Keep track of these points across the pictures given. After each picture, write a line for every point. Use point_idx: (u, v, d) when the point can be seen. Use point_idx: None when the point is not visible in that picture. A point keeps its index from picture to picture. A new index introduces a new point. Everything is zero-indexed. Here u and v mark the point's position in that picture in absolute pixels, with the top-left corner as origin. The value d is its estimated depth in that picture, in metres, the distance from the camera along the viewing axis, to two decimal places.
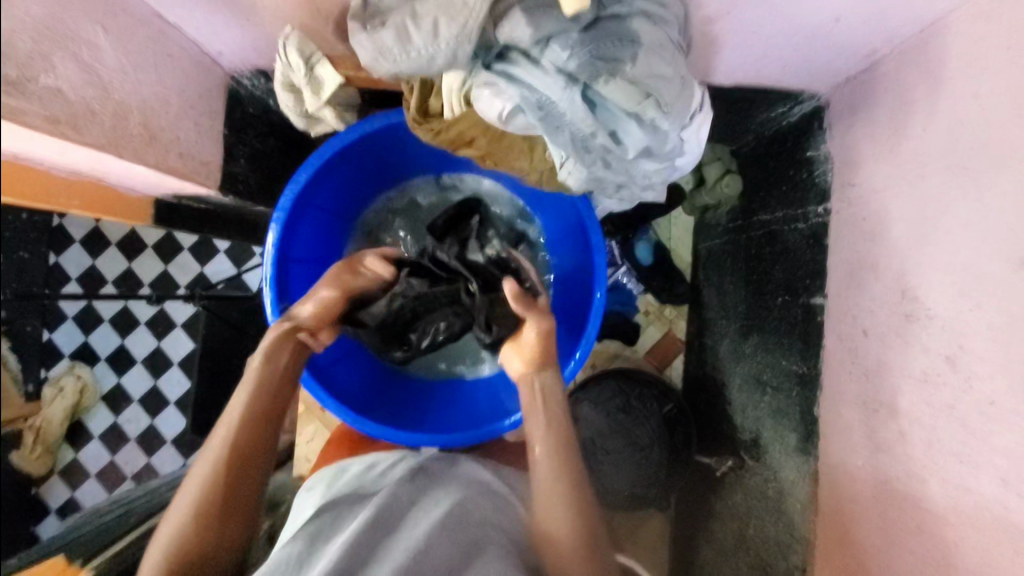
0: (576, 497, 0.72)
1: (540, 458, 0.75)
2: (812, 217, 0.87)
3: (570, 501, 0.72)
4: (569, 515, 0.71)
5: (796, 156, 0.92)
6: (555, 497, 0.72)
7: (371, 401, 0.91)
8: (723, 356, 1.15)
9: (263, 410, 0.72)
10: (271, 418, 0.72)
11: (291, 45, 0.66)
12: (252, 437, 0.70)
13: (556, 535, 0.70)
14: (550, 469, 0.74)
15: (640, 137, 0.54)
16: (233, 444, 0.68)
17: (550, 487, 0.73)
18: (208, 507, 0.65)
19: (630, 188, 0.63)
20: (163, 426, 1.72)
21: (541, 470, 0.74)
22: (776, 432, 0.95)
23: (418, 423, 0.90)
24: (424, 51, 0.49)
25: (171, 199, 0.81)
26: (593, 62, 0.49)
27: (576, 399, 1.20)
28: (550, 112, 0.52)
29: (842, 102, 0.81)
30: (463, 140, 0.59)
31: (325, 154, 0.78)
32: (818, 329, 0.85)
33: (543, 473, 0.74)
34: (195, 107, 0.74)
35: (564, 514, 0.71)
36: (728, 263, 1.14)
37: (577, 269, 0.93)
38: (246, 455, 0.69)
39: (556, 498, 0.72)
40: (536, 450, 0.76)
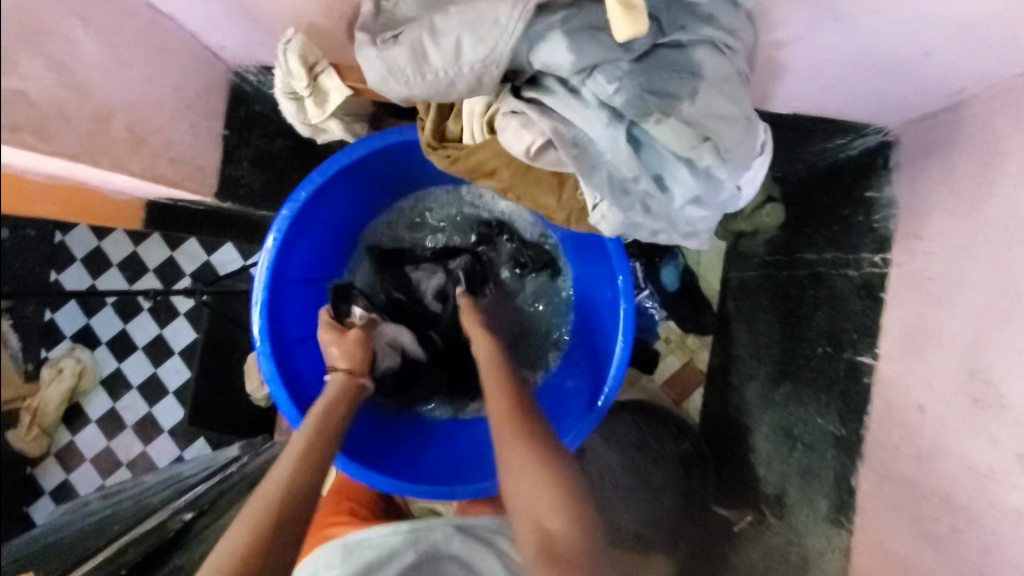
0: (569, 501, 0.66)
1: (517, 467, 0.69)
2: (866, 266, 0.78)
3: (563, 504, 0.65)
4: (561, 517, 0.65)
5: (853, 194, 0.82)
6: (538, 500, 0.66)
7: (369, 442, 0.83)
8: (750, 401, 1.07)
9: (314, 462, 0.68)
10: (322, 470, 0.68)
11: (291, 49, 0.59)
12: (301, 491, 0.65)
13: (553, 530, 0.64)
14: (530, 475, 0.68)
15: (691, 186, 0.46)
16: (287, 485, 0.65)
17: (536, 494, 0.66)
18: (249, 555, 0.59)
19: (669, 235, 0.54)
20: (162, 415, 1.67)
21: (525, 481, 0.68)
22: (804, 494, 0.87)
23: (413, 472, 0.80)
24: (441, 73, 0.41)
25: (164, 202, 0.74)
26: (643, 97, 0.41)
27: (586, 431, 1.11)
28: (585, 150, 0.44)
29: (915, 141, 0.72)
30: (483, 170, 0.52)
31: (329, 169, 0.71)
32: (863, 392, 0.76)
33: (524, 481, 0.68)
34: (192, 107, 0.67)
35: (556, 516, 0.65)
36: (763, 299, 1.05)
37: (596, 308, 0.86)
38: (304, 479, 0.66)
39: (545, 496, 0.66)
40: (514, 460, 0.69)
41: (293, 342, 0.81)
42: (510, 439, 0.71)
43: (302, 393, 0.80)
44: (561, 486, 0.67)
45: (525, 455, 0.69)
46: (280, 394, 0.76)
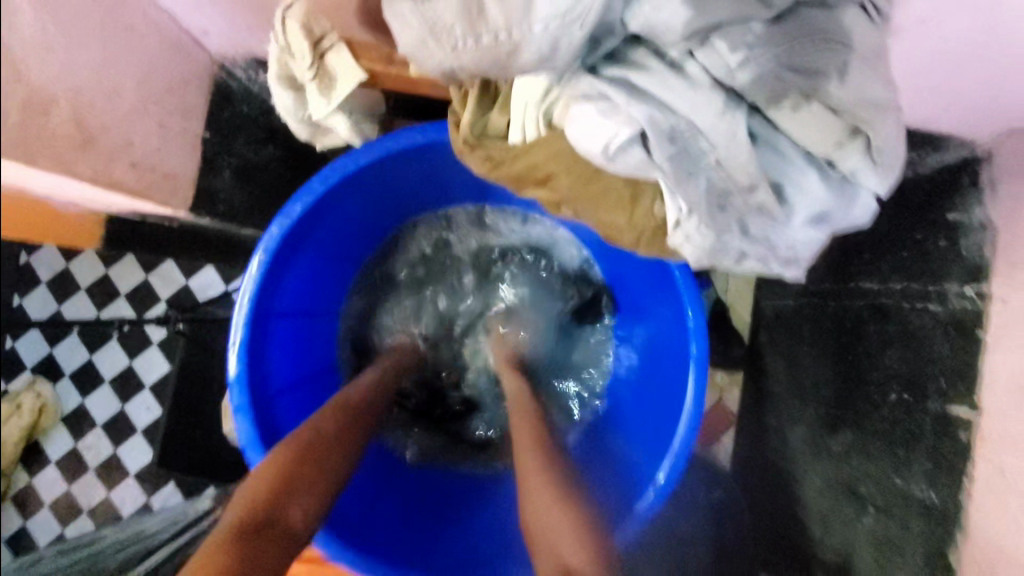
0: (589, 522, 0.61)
1: (534, 482, 0.66)
2: (952, 299, 0.67)
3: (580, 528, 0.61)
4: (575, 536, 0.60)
5: (924, 217, 0.72)
6: (552, 511, 0.62)
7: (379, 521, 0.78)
8: (796, 447, 0.94)
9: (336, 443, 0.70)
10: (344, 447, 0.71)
11: (292, 19, 0.49)
12: (308, 484, 0.66)
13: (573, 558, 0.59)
14: (549, 493, 0.63)
15: (818, 198, 0.36)
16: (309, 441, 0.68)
17: (552, 501, 0.63)
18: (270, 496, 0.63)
19: (762, 266, 0.43)
20: (128, 456, 1.48)
21: (540, 490, 0.64)
22: (878, 567, 0.74)
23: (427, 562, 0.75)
24: (504, 35, 0.33)
25: (129, 211, 0.64)
26: (777, 73, 0.32)
27: None
28: (686, 148, 0.34)
29: (1012, 154, 0.62)
30: (533, 177, 0.41)
31: (326, 179, 0.62)
32: (961, 450, 0.64)
33: (538, 488, 0.64)
34: None
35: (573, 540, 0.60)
36: (806, 331, 0.94)
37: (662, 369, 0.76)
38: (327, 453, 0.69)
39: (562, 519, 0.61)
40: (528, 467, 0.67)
41: (278, 391, 0.74)
42: (529, 458, 0.68)
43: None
44: (578, 505, 0.63)
45: (549, 470, 0.66)
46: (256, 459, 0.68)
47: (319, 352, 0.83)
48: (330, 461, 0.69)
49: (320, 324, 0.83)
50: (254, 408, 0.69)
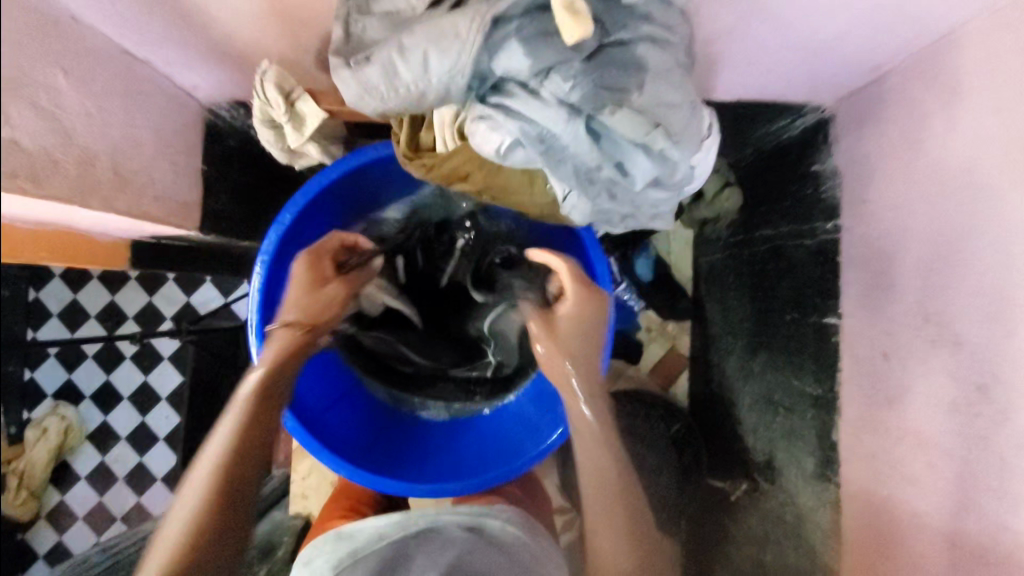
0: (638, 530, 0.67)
1: (596, 483, 0.68)
2: (820, 233, 0.84)
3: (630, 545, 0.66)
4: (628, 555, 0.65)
5: (800, 169, 0.88)
6: (610, 514, 0.67)
7: (371, 447, 0.87)
8: (732, 375, 1.11)
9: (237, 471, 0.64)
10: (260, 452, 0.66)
11: (268, 80, 0.62)
12: (230, 519, 0.63)
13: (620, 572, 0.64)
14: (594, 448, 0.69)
15: (651, 169, 0.50)
16: (221, 479, 0.63)
17: (614, 510, 0.67)
18: (217, 511, 0.62)
19: (636, 217, 0.59)
20: (153, 462, 1.63)
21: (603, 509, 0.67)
22: (790, 455, 0.91)
23: (422, 469, 0.85)
24: (413, 86, 0.46)
25: (151, 240, 0.75)
26: (598, 92, 0.46)
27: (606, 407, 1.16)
28: (550, 145, 0.49)
29: (850, 113, 0.78)
30: (457, 175, 0.56)
31: (309, 191, 0.75)
32: (832, 351, 0.81)
33: (602, 499, 0.68)
34: (170, 145, 0.70)
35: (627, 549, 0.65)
36: (730, 278, 1.11)
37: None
38: (238, 480, 0.64)
39: (624, 544, 0.66)
40: (588, 468, 0.69)
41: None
42: (587, 433, 0.70)
43: (304, 407, 0.82)
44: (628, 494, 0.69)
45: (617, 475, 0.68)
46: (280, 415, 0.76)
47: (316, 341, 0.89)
48: (267, 432, 0.67)
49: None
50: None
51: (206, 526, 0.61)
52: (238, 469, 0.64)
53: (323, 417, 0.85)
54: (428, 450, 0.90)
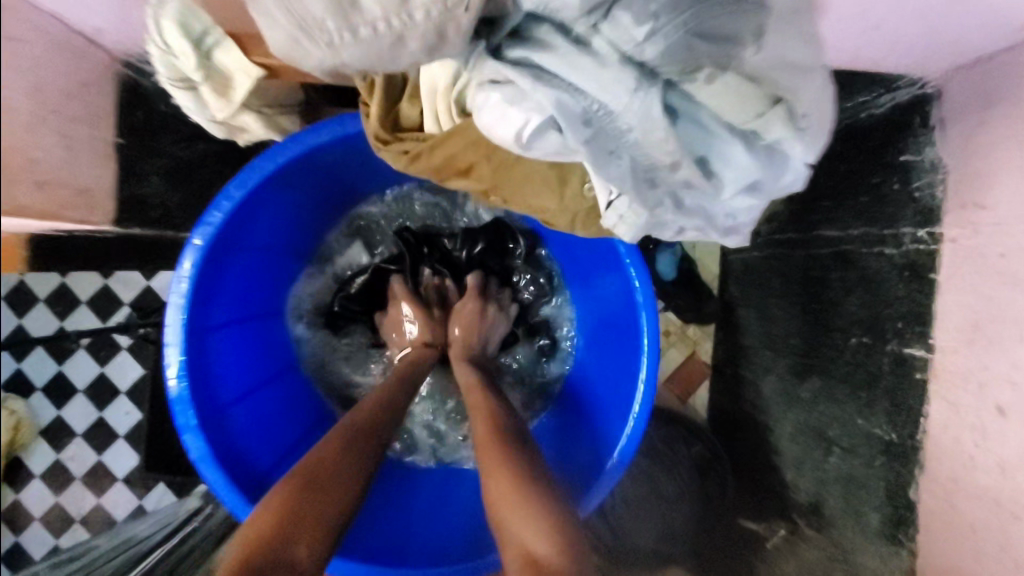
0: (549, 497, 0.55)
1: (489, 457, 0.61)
2: (907, 242, 0.67)
3: (541, 513, 0.54)
4: (532, 515, 0.53)
5: (884, 159, 0.70)
6: (508, 483, 0.57)
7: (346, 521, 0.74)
8: (768, 396, 0.95)
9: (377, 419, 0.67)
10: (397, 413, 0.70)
11: (167, 20, 0.46)
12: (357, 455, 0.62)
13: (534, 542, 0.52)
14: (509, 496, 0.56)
15: (751, 170, 0.33)
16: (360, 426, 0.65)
17: (513, 479, 0.57)
18: (285, 523, 0.53)
19: (701, 233, 0.42)
20: (114, 462, 1.47)
21: (500, 480, 0.57)
22: (846, 504, 0.77)
23: (401, 555, 0.72)
24: (388, 26, 0.28)
25: (56, 236, 0.57)
26: (690, 43, 0.28)
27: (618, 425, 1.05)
28: (600, 129, 0.31)
29: (964, 90, 0.60)
30: (455, 167, 0.38)
31: (244, 182, 0.60)
32: (917, 390, 0.65)
33: (499, 468, 0.58)
34: (62, 112, 0.51)
35: (530, 508, 0.54)
36: (775, 283, 0.94)
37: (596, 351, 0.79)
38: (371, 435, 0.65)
39: (524, 503, 0.55)
40: (481, 439, 0.63)
41: (231, 402, 0.68)
42: (478, 422, 0.66)
43: (247, 463, 0.67)
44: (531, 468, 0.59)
45: (500, 445, 0.61)
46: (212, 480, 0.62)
47: (273, 353, 0.77)
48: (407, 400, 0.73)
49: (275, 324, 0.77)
50: (204, 424, 0.64)
51: (283, 538, 0.52)
52: (333, 473, 0.59)
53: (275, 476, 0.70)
54: (410, 513, 0.79)
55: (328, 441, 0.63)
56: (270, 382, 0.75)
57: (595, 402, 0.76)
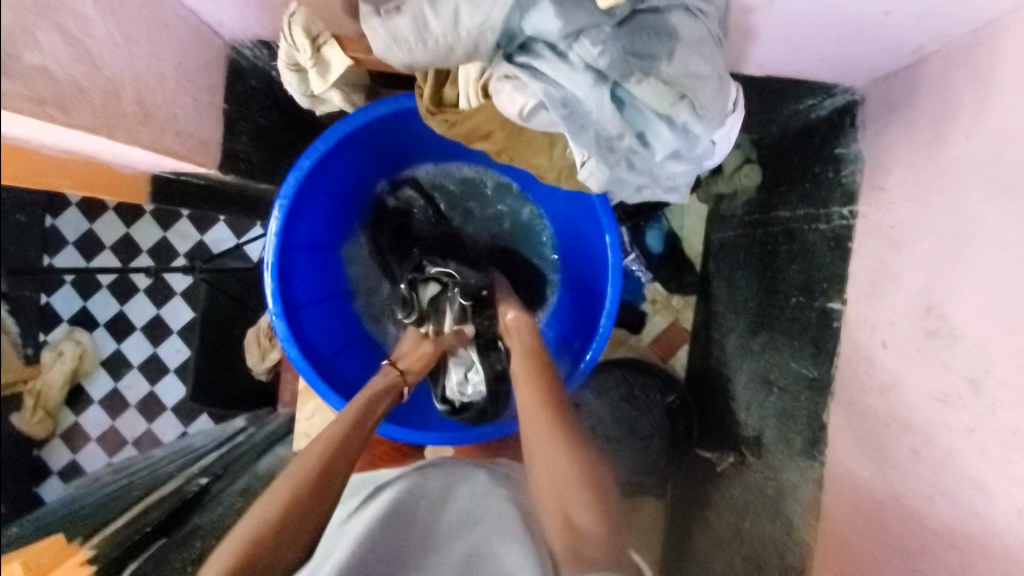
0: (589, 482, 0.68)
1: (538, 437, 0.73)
2: (835, 219, 0.83)
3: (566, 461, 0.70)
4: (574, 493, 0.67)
5: (823, 152, 0.87)
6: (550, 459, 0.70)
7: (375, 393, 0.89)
8: (730, 352, 1.12)
9: (333, 461, 0.71)
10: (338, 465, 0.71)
11: (295, 23, 0.60)
12: (295, 522, 0.64)
13: (581, 525, 0.64)
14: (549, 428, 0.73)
15: (670, 142, 0.51)
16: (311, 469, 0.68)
17: (551, 457, 0.70)
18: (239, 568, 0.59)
19: (653, 188, 0.59)
20: (164, 393, 1.70)
21: (542, 441, 0.72)
22: (779, 433, 0.93)
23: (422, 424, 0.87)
24: (442, 40, 0.46)
25: (169, 176, 0.75)
26: (625, 59, 0.46)
27: (601, 374, 1.19)
28: (575, 110, 0.49)
29: (880, 99, 0.77)
30: (479, 134, 0.56)
31: (330, 139, 0.74)
32: (833, 335, 0.82)
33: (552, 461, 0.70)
34: (192, 81, 0.70)
35: (557, 461, 0.70)
36: (741, 256, 1.11)
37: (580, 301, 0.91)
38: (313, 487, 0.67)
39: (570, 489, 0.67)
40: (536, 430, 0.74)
41: (304, 304, 0.84)
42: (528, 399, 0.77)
43: (313, 350, 0.83)
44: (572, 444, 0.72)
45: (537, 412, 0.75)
46: (293, 354, 0.78)
47: (333, 280, 0.92)
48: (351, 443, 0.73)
49: (338, 254, 0.93)
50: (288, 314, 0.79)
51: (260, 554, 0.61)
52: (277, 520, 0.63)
53: (330, 363, 0.86)
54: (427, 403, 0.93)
55: (298, 475, 0.68)
56: (330, 299, 0.90)
57: (581, 329, 0.89)
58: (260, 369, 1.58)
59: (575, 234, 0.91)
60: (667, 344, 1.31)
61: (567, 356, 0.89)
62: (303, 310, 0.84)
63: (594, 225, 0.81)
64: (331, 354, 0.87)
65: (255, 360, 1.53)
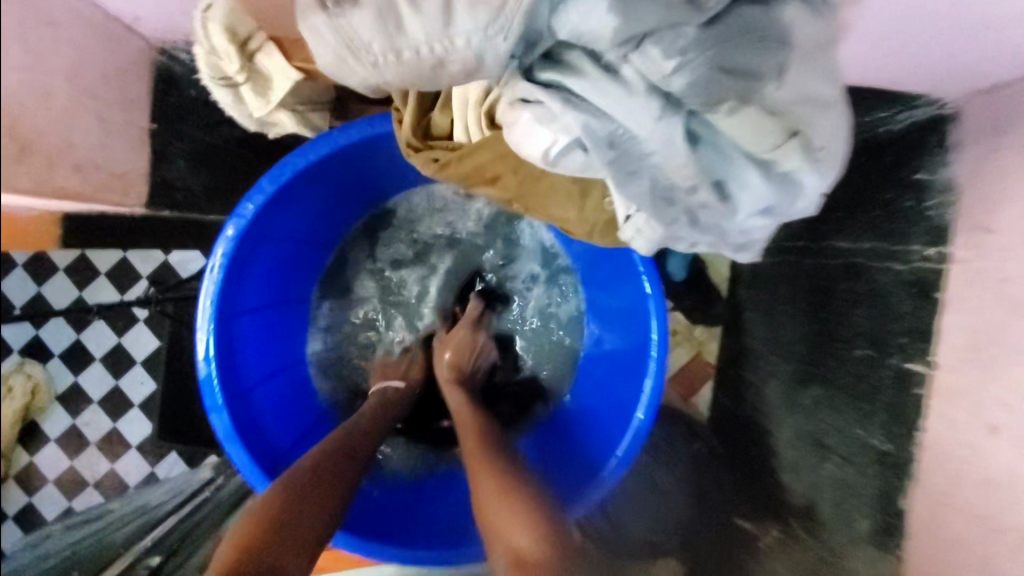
0: (537, 507, 0.59)
1: (488, 501, 0.61)
2: (915, 259, 0.68)
3: (502, 485, 0.62)
4: (510, 516, 0.59)
5: (896, 176, 0.71)
6: (489, 485, 0.62)
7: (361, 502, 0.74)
8: (770, 402, 0.96)
9: (324, 471, 0.65)
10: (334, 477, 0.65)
11: (213, 20, 0.46)
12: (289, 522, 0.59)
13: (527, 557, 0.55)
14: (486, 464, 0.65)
15: (764, 197, 0.35)
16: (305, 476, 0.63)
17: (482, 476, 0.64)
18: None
19: (715, 249, 0.43)
20: (129, 431, 1.44)
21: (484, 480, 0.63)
22: (839, 511, 0.78)
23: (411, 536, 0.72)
24: (427, 50, 0.31)
25: (83, 214, 0.55)
26: (715, 78, 0.30)
27: None
28: (625, 151, 0.33)
29: (985, 115, 0.61)
30: (482, 175, 0.41)
31: (278, 177, 0.59)
32: (915, 405, 0.67)
33: (481, 481, 0.63)
34: (101, 96, 0.54)
35: (490, 488, 0.62)
36: (782, 289, 0.94)
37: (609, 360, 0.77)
38: (311, 491, 0.62)
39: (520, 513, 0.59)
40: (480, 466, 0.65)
41: (254, 383, 0.69)
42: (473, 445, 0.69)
43: (267, 441, 0.68)
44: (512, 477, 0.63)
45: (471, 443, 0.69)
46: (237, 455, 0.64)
47: (292, 342, 0.79)
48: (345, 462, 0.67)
49: (294, 312, 0.79)
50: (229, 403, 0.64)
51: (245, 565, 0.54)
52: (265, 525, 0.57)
53: (289, 456, 0.71)
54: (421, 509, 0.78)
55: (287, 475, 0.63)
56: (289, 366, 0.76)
57: (612, 399, 0.75)
58: None
59: (603, 288, 0.77)
60: (687, 382, 1.15)
61: (599, 435, 0.75)
62: (254, 391, 0.69)
63: (629, 284, 0.68)
64: (290, 444, 0.72)
65: None
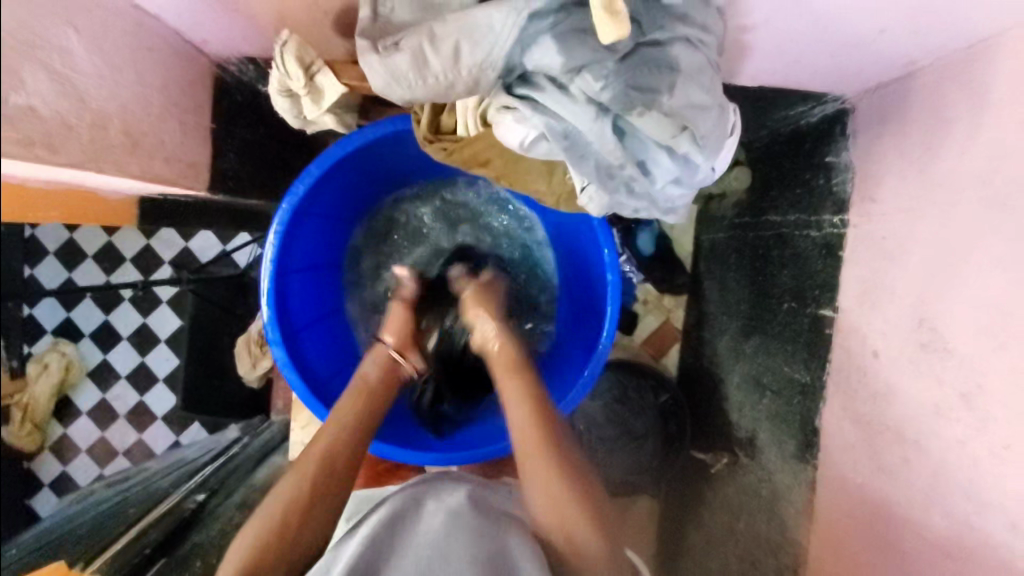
0: (573, 492, 0.70)
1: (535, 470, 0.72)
2: (826, 227, 0.84)
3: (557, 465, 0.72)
4: (560, 501, 0.69)
5: (814, 159, 0.88)
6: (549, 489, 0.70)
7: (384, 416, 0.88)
8: (721, 353, 1.14)
9: (341, 456, 0.72)
10: (347, 459, 0.72)
11: (289, 51, 0.63)
12: (316, 501, 0.68)
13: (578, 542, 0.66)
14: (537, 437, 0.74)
15: (670, 170, 0.52)
16: (324, 458, 0.71)
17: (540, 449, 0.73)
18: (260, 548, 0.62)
19: (650, 212, 0.57)
20: (154, 402, 1.53)
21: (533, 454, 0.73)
22: (773, 436, 0.95)
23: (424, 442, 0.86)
24: (442, 77, 0.47)
25: (155, 198, 0.70)
26: (627, 93, 0.46)
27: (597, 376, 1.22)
28: (575, 141, 0.49)
29: (870, 110, 0.78)
30: (477, 160, 0.57)
31: (324, 163, 0.74)
32: (825, 341, 0.83)
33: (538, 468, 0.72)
34: (178, 103, 0.69)
35: (546, 466, 0.72)
36: (732, 259, 1.11)
37: (580, 314, 0.91)
38: (332, 468, 0.71)
39: (570, 506, 0.69)
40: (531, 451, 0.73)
41: (301, 326, 0.84)
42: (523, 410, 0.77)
43: (312, 373, 0.83)
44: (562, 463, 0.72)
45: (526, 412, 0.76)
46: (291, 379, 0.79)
47: (331, 297, 0.93)
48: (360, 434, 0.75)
49: (332, 274, 0.93)
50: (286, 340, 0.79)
51: (292, 509, 0.66)
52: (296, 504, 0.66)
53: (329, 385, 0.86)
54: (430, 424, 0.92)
55: (313, 457, 0.70)
56: (326, 318, 0.90)
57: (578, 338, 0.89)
58: (251, 377, 1.38)
59: (568, 247, 0.91)
60: (656, 344, 1.30)
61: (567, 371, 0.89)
62: (301, 333, 0.84)
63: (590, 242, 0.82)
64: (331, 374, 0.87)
65: (246, 365, 1.36)
